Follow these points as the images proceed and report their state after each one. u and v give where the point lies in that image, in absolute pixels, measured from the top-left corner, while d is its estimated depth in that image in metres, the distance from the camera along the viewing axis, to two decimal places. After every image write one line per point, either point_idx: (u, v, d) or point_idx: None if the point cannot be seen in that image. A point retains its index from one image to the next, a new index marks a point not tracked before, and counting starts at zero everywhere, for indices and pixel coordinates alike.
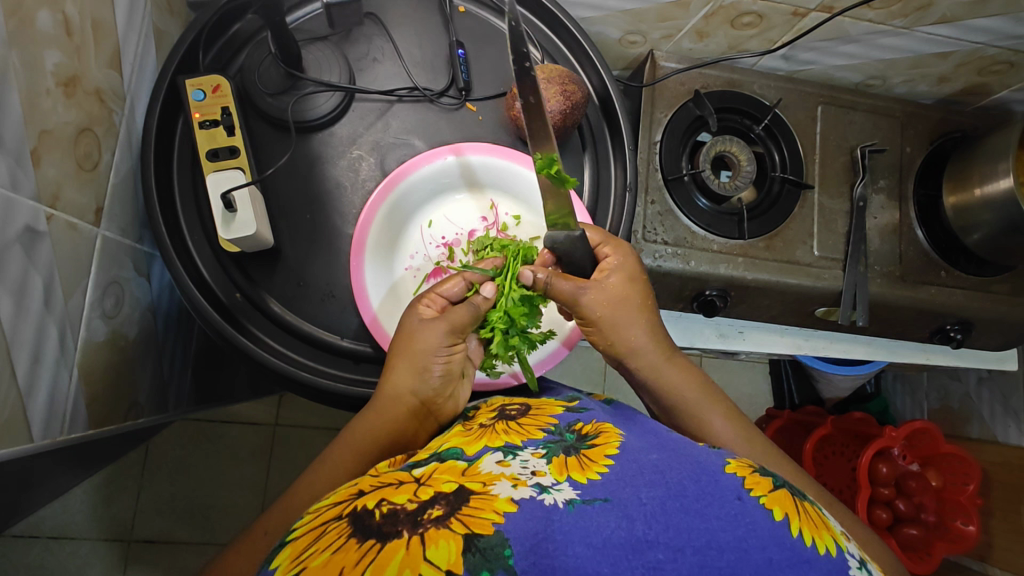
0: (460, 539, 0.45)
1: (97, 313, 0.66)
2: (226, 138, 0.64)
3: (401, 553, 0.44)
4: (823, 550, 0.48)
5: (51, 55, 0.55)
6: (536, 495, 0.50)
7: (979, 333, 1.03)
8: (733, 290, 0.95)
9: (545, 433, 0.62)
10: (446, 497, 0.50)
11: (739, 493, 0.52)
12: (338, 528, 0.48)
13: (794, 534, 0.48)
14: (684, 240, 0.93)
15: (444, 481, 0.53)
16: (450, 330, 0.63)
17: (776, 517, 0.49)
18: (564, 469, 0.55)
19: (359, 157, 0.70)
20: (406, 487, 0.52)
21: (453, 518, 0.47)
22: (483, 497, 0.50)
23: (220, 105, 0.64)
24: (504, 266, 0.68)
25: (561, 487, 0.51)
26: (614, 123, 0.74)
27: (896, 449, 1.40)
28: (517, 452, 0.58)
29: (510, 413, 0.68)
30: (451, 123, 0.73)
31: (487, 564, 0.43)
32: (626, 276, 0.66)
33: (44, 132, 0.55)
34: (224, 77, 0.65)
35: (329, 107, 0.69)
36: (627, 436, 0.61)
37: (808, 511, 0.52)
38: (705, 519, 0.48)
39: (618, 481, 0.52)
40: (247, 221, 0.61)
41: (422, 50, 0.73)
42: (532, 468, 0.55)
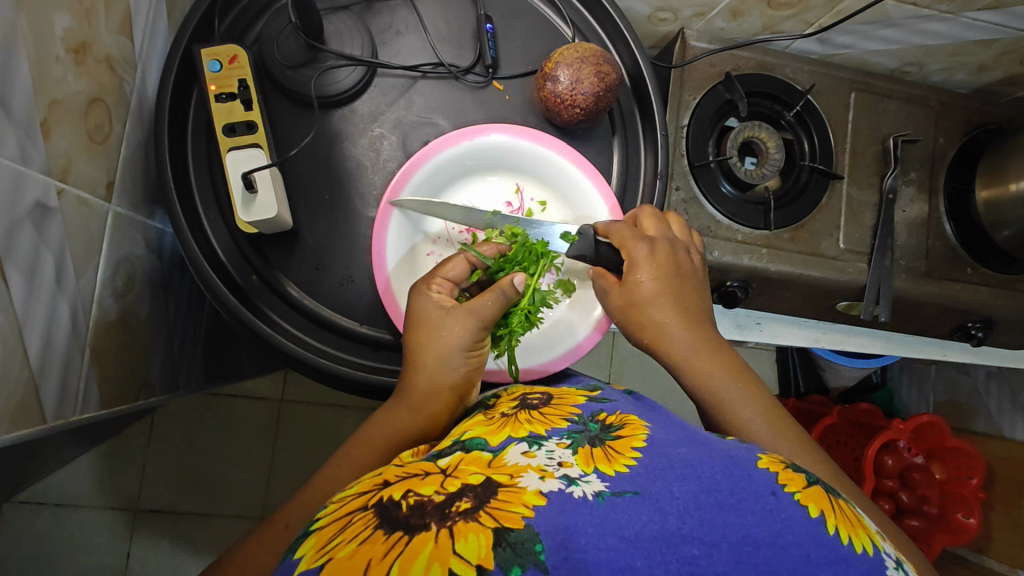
0: (490, 532, 0.43)
1: (108, 291, 0.64)
2: (243, 112, 0.61)
3: (430, 546, 0.43)
4: (860, 550, 0.46)
5: (60, 19, 0.52)
6: (564, 488, 0.48)
7: (999, 331, 1.01)
8: (755, 281, 0.93)
9: (569, 423, 0.61)
10: (474, 489, 0.49)
11: (773, 489, 0.50)
12: (364, 518, 0.47)
13: (830, 532, 0.46)
14: (707, 229, 0.90)
15: (470, 472, 0.52)
16: (476, 322, 0.61)
17: (812, 514, 0.48)
18: (592, 460, 0.53)
19: (381, 136, 0.68)
20: (432, 478, 0.51)
21: (481, 511, 0.45)
22: (511, 489, 0.48)
23: (237, 76, 0.61)
24: (509, 254, 0.67)
25: (589, 479, 0.49)
26: (646, 107, 0.71)
27: (901, 441, 1.40)
28: (541, 443, 0.57)
29: (532, 402, 0.66)
30: (476, 102, 0.70)
31: (518, 560, 0.42)
32: (650, 276, 0.61)
33: (55, 102, 0.52)
34: (242, 47, 0.61)
35: (351, 82, 0.66)
36: (654, 429, 0.59)
37: (845, 509, 0.50)
38: (739, 514, 0.46)
39: (647, 474, 0.50)
40: (268, 204, 0.59)
41: (448, 24, 0.70)
42: (558, 460, 0.53)
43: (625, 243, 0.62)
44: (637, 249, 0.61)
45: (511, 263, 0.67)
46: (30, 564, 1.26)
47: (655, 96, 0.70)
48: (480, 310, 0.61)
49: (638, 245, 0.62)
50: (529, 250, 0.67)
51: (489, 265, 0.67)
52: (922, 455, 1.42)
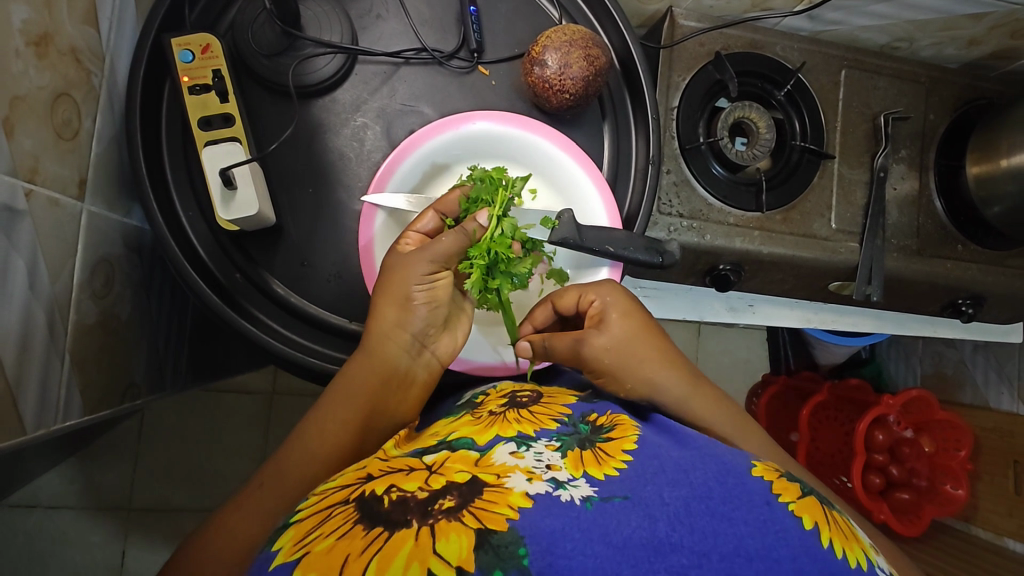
0: (472, 535, 0.37)
1: (86, 294, 0.62)
2: (219, 105, 0.58)
3: (409, 544, 0.36)
4: (856, 565, 0.40)
5: (18, 9, 0.49)
6: (552, 491, 0.41)
7: (989, 306, 1.02)
8: (747, 264, 0.92)
9: (558, 423, 0.53)
10: (459, 488, 0.42)
11: (767, 498, 0.43)
12: (345, 512, 0.40)
13: (825, 545, 0.40)
14: (699, 212, 0.89)
15: (456, 470, 0.45)
16: (440, 261, 0.60)
17: (807, 525, 0.41)
18: (581, 463, 0.46)
19: (364, 125, 0.66)
20: (417, 474, 0.45)
21: (465, 511, 0.39)
22: (496, 489, 0.41)
23: (211, 67, 0.58)
24: (473, 194, 0.63)
25: (578, 483, 0.42)
26: (636, 89, 0.69)
27: (892, 416, 1.40)
28: (530, 443, 0.49)
29: (521, 400, 0.59)
30: (462, 88, 0.68)
31: (501, 563, 0.35)
32: (618, 312, 0.62)
33: (18, 98, 0.49)
34: (215, 35, 0.59)
35: (331, 70, 0.63)
36: (646, 431, 0.52)
37: (840, 521, 0.44)
38: (732, 523, 0.40)
39: (639, 478, 0.43)
40: (248, 201, 0.57)
41: (430, 7, 0.67)
42: (547, 462, 0.46)
43: (587, 291, 0.64)
44: (597, 283, 0.65)
45: (476, 203, 0.63)
46: (24, 563, 1.25)
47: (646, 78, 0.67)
48: (440, 248, 0.59)
49: (600, 286, 0.65)
50: (489, 183, 0.64)
51: (457, 211, 0.63)
52: (911, 429, 1.43)
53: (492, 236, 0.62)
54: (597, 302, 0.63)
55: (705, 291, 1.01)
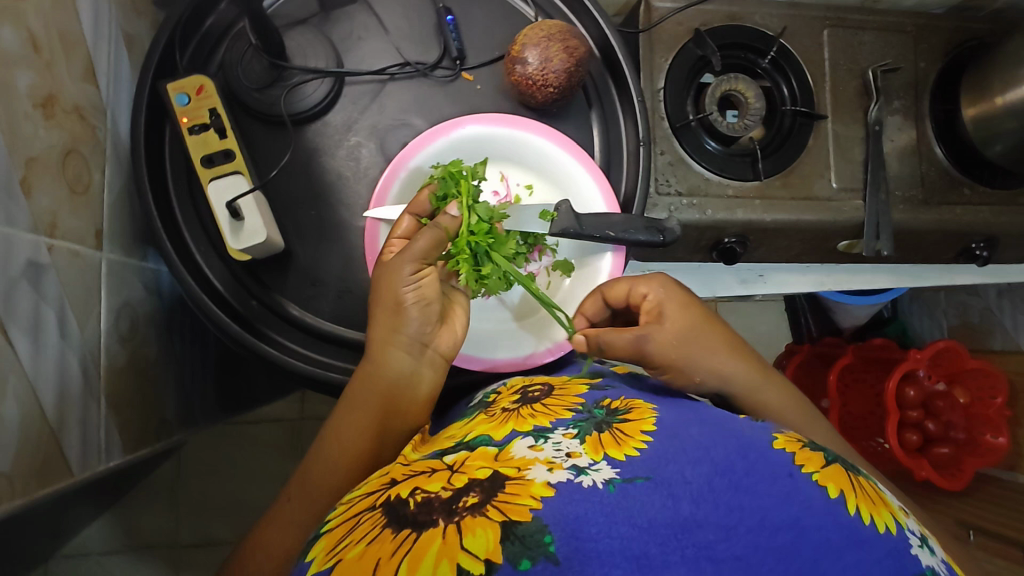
0: (498, 526, 0.37)
1: (114, 337, 0.65)
2: (219, 141, 0.61)
3: (438, 542, 0.37)
4: (884, 528, 0.40)
5: (23, 76, 0.52)
6: (573, 478, 0.41)
7: (1003, 247, 1.01)
8: (752, 234, 0.92)
9: (574, 412, 0.53)
10: (481, 483, 0.42)
11: (790, 470, 0.43)
12: (372, 518, 0.41)
13: (850, 512, 0.40)
14: (698, 188, 0.90)
15: (477, 466, 0.45)
16: (422, 260, 0.59)
17: (832, 494, 0.42)
18: (601, 446, 0.46)
19: (359, 143, 0.67)
20: (439, 474, 0.44)
21: (488, 505, 0.39)
22: (517, 481, 0.41)
23: (206, 106, 0.61)
24: (444, 191, 0.63)
25: (598, 467, 0.43)
26: (619, 75, 0.70)
27: (922, 370, 1.37)
28: (548, 434, 0.49)
29: (534, 395, 0.59)
30: (448, 96, 0.69)
31: (528, 552, 0.36)
32: (674, 304, 0.62)
33: (32, 159, 0.52)
34: (207, 76, 0.61)
35: (320, 95, 0.65)
36: (662, 412, 0.53)
37: (864, 486, 0.44)
38: (755, 496, 0.40)
39: (659, 459, 0.44)
40: (256, 229, 0.59)
41: (409, 22, 0.69)
42: (566, 450, 0.46)
43: (639, 284, 0.64)
44: (647, 275, 0.64)
45: (447, 200, 0.63)
46: None
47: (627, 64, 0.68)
48: (418, 247, 0.58)
49: (649, 277, 0.65)
50: (454, 177, 0.64)
51: (430, 210, 0.63)
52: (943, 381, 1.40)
53: (471, 225, 0.63)
54: (653, 294, 0.63)
55: (716, 267, 1.01)
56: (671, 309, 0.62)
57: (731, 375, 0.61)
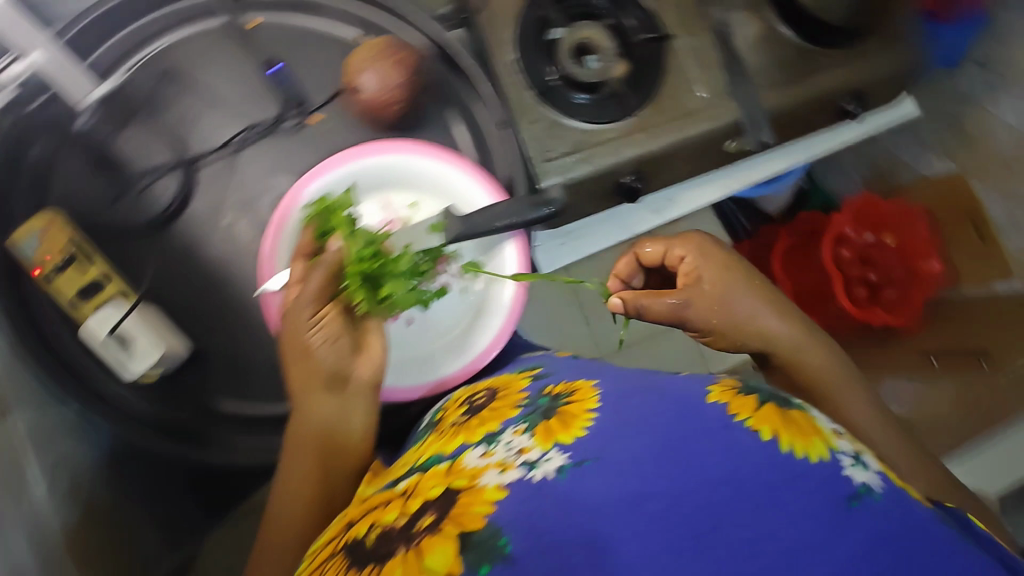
0: (455, 540, 0.39)
1: None
2: (86, 273, 0.64)
3: (400, 570, 0.39)
4: (816, 460, 0.42)
5: None
6: (524, 475, 0.43)
7: (872, 96, 1.06)
8: (646, 168, 0.95)
9: (521, 407, 0.54)
10: (436, 501, 0.43)
11: (724, 421, 0.45)
12: (337, 564, 0.44)
13: (785, 452, 0.42)
14: (583, 142, 0.90)
15: (431, 486, 0.46)
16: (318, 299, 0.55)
17: (765, 438, 0.44)
18: (551, 433, 0.47)
19: (232, 223, 0.68)
20: (395, 504, 0.46)
21: (442, 523, 0.40)
22: (468, 492, 0.42)
23: (63, 243, 0.64)
24: (325, 228, 0.61)
25: (548, 456, 0.44)
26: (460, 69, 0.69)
27: (848, 228, 1.39)
28: (498, 437, 0.49)
29: (480, 402, 0.59)
30: (300, 143, 0.69)
31: (486, 557, 0.38)
32: (710, 266, 0.68)
33: None
34: (52, 212, 0.64)
35: (171, 192, 0.67)
36: (604, 386, 0.54)
37: (797, 419, 0.46)
38: (696, 458, 0.42)
39: (605, 434, 0.45)
40: (147, 348, 0.64)
41: (234, 88, 0.69)
42: (518, 446, 0.46)
43: (675, 250, 0.69)
44: (685, 237, 0.69)
45: (328, 234, 0.60)
46: None
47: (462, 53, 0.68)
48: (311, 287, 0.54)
49: (684, 240, 0.70)
50: (330, 212, 0.62)
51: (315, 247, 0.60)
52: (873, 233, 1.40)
53: (357, 253, 0.57)
54: (689, 258, 0.68)
55: (628, 207, 1.05)
56: (713, 275, 0.67)
57: (782, 334, 0.67)
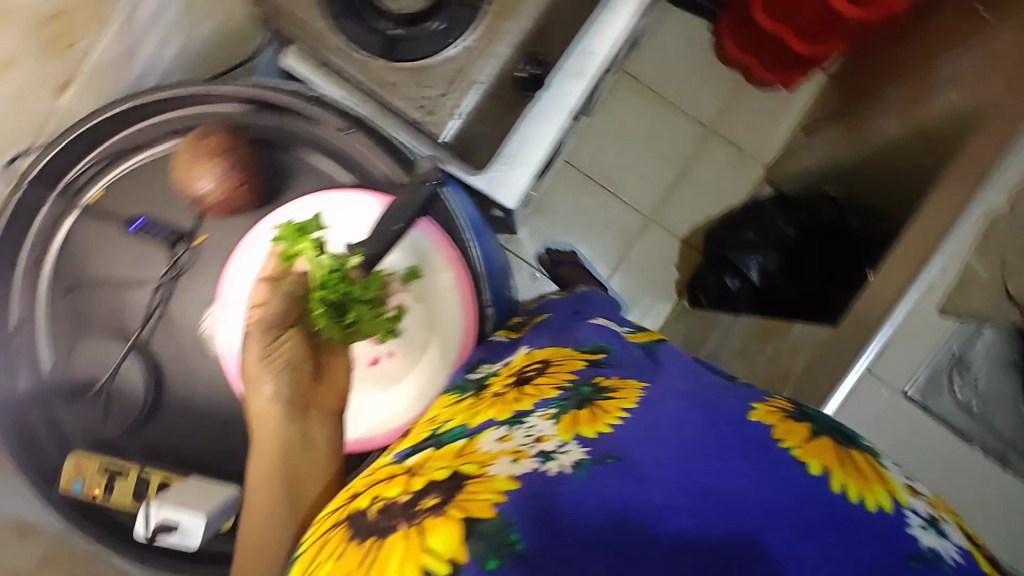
0: (458, 524, 0.43)
1: None
2: (128, 478, 0.65)
3: (403, 548, 0.43)
4: (875, 506, 0.43)
5: None
6: (539, 467, 0.47)
7: None
8: (537, 47, 0.85)
9: (557, 390, 0.56)
10: (439, 483, 0.48)
11: (762, 444, 0.47)
12: (336, 534, 0.50)
13: (834, 491, 0.44)
14: (458, 72, 0.82)
15: (438, 467, 0.51)
16: (265, 330, 0.60)
17: (812, 472, 0.45)
18: (572, 424, 0.51)
19: (205, 365, 0.68)
20: (396, 480, 0.52)
21: (446, 507, 0.45)
22: (478, 479, 0.47)
23: (98, 469, 0.65)
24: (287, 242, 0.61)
25: (565, 450, 0.48)
26: (286, 107, 0.65)
27: None
28: (524, 419, 0.54)
29: (526, 375, 0.61)
30: (212, 262, 0.68)
31: (495, 552, 0.41)
32: None
33: None
34: (75, 452, 0.66)
35: (140, 373, 0.67)
36: (650, 386, 0.55)
37: (855, 459, 0.47)
38: (729, 476, 0.45)
39: (632, 434, 0.49)
40: (194, 520, 0.58)
41: (128, 253, 0.68)
42: (536, 434, 0.51)
43: None
44: None
45: (290, 259, 0.61)
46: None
47: (291, 96, 0.64)
48: (263, 321, 0.60)
49: None
50: (292, 236, 0.61)
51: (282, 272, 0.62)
52: None
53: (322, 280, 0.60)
54: None
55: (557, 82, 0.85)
56: None
57: None
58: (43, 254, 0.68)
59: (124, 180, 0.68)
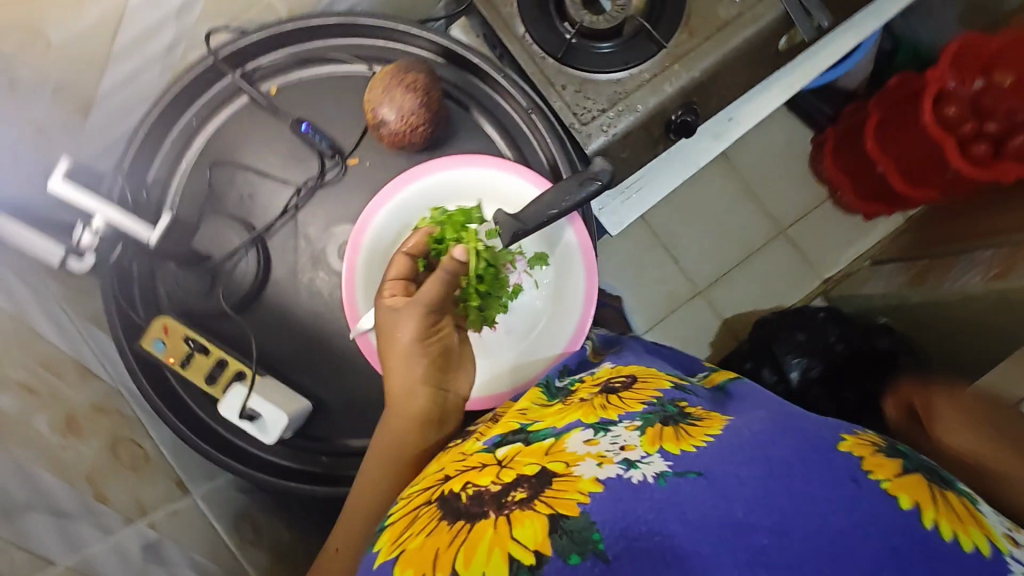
0: (546, 519, 0.41)
1: (248, 546, 0.75)
2: (207, 357, 0.66)
3: (490, 533, 0.41)
4: (970, 548, 0.38)
5: (84, 400, 0.66)
6: (623, 474, 0.44)
7: None
8: (694, 97, 0.88)
9: (644, 404, 0.53)
10: (529, 479, 0.46)
11: (853, 474, 0.42)
12: (429, 511, 0.48)
13: (925, 528, 0.39)
14: (617, 95, 0.85)
15: (527, 462, 0.48)
16: (421, 310, 0.58)
17: (902, 506, 0.40)
18: (657, 439, 0.47)
19: (312, 278, 0.69)
20: (488, 469, 0.49)
21: (535, 500, 0.43)
22: (565, 478, 0.44)
23: (181, 338, 0.66)
24: (440, 230, 0.64)
25: (649, 461, 0.45)
26: (475, 70, 0.68)
27: (950, 82, 1.01)
28: (609, 428, 0.51)
29: (614, 386, 0.58)
30: (352, 188, 0.70)
31: (577, 548, 0.39)
32: None
33: (115, 440, 0.67)
34: (164, 315, 0.66)
35: (253, 267, 0.68)
36: (737, 418, 0.51)
37: (950, 499, 0.41)
38: (813, 499, 0.40)
39: (718, 453, 0.44)
40: (275, 415, 0.63)
41: (279, 153, 0.70)
42: (622, 443, 0.48)
43: None
44: None
45: (443, 241, 0.64)
46: None
47: (481, 59, 0.67)
48: (422, 300, 0.58)
49: None
50: (450, 222, 0.64)
51: (428, 249, 0.64)
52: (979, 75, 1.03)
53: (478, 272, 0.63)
54: None
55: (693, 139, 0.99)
56: None
57: None
58: (201, 128, 0.70)
59: (299, 85, 0.70)
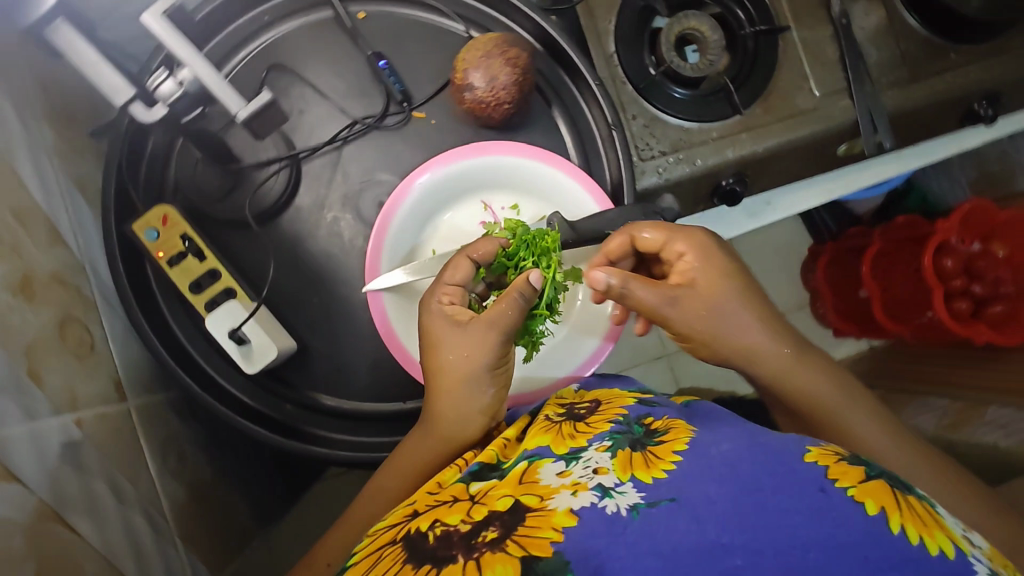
0: (518, 562, 0.34)
1: (165, 476, 0.68)
2: (200, 264, 0.60)
3: None
4: (937, 551, 0.35)
5: (47, 265, 0.58)
6: (597, 503, 0.39)
7: (1010, 99, 0.93)
8: (748, 170, 0.87)
9: (611, 426, 0.50)
10: (501, 516, 0.40)
11: (820, 484, 0.38)
12: (392, 552, 0.40)
13: (892, 532, 0.35)
14: (681, 141, 0.82)
15: (500, 496, 0.43)
16: (496, 334, 0.54)
17: (868, 512, 0.36)
18: (628, 464, 0.43)
19: (336, 218, 0.65)
20: (460, 505, 0.43)
21: (507, 541, 0.36)
22: (539, 513, 0.39)
23: (178, 234, 0.59)
24: (512, 245, 0.62)
25: (622, 489, 0.40)
26: (570, 67, 0.65)
27: (953, 238, 1.04)
28: (580, 455, 0.46)
29: (577, 411, 0.55)
30: (407, 140, 0.66)
31: None
32: None
33: (64, 320, 0.59)
34: (168, 204, 0.59)
35: (280, 186, 0.63)
36: (702, 429, 0.47)
37: (912, 504, 0.38)
38: (782, 515, 0.37)
39: (688, 477, 0.40)
40: (266, 344, 0.59)
41: (343, 79, 0.66)
42: (594, 466, 0.43)
43: None
44: None
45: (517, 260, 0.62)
46: None
47: (580, 60, 0.64)
48: (501, 321, 0.53)
49: None
50: (529, 242, 0.62)
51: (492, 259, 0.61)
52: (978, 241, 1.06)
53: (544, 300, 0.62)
54: None
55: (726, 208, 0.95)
56: None
57: None
58: (271, 27, 0.64)
59: (388, 20, 0.66)
